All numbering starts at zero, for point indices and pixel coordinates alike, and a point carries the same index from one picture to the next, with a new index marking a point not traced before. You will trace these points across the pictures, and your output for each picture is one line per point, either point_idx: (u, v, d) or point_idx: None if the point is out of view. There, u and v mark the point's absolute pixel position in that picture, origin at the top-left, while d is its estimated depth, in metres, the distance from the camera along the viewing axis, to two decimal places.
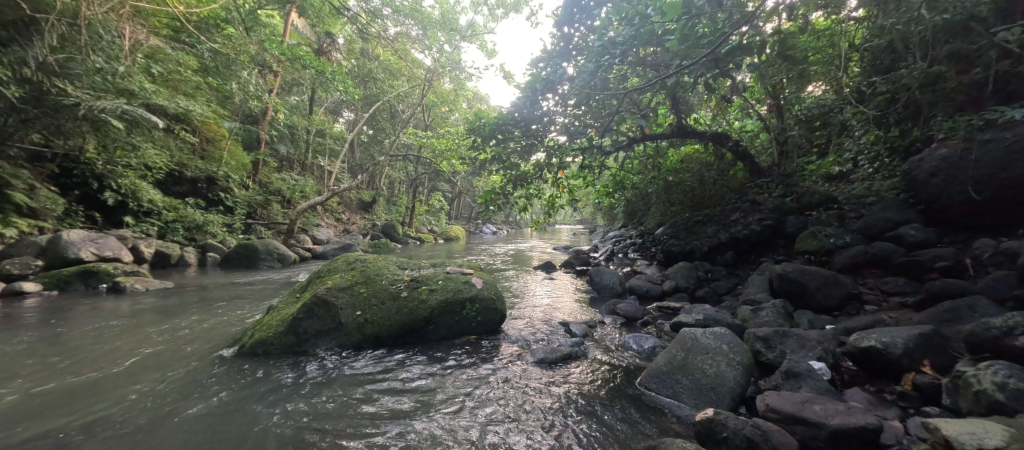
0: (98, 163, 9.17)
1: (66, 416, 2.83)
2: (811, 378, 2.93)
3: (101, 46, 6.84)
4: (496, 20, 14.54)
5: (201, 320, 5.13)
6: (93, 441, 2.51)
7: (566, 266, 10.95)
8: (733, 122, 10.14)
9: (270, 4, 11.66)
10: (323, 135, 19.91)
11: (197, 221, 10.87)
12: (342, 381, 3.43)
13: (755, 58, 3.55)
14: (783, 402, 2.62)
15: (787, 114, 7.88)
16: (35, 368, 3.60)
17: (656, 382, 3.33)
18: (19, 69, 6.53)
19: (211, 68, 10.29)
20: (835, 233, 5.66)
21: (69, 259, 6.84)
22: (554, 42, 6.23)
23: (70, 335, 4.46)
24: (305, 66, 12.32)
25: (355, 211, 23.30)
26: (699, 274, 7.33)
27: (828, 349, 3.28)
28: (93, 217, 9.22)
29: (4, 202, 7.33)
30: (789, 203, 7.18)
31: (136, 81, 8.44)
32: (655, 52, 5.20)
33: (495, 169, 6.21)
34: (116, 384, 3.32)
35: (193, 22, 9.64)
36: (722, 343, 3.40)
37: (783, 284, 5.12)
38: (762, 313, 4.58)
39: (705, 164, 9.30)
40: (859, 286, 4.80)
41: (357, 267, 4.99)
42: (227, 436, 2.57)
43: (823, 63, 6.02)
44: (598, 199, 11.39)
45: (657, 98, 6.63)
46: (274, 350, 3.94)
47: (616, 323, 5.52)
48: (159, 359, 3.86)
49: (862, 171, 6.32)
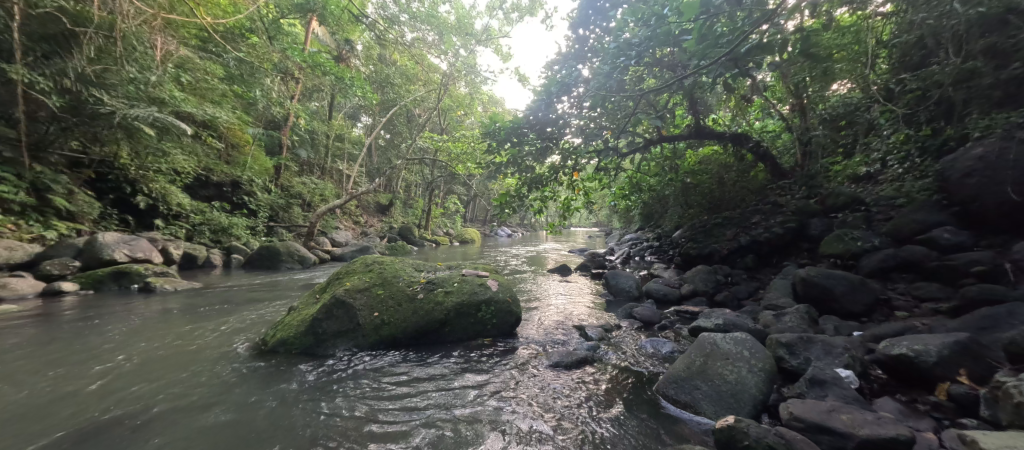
0: (131, 168, 9.55)
1: (90, 414, 2.85)
2: (837, 386, 2.82)
3: (135, 57, 7.47)
4: (511, 23, 14.57)
5: (225, 320, 5.26)
6: (126, 432, 2.63)
7: (581, 268, 10.89)
8: (754, 123, 9.94)
9: (292, 13, 12.08)
10: (342, 139, 20.32)
11: (222, 224, 11.21)
12: (361, 381, 3.50)
13: (777, 57, 3.48)
14: (808, 410, 2.54)
15: (810, 113, 7.67)
16: (63, 366, 3.69)
17: (674, 388, 3.27)
18: (60, 80, 7.03)
19: (236, 76, 10.86)
20: (863, 236, 5.46)
21: (104, 259, 7.17)
22: (568, 45, 6.23)
23: (100, 332, 4.62)
24: (326, 73, 11.96)
25: (373, 214, 23.73)
26: (718, 277, 7.18)
27: (856, 357, 3.17)
28: (127, 220, 9.53)
29: (46, 206, 7.75)
30: (813, 205, 6.96)
31: (167, 90, 8.70)
32: (672, 52, 5.15)
33: (510, 171, 6.25)
34: (139, 384, 3.35)
35: (219, 33, 10.31)
36: (742, 348, 3.31)
37: (807, 289, 4.96)
38: (785, 318, 4.46)
39: (724, 166, 9.11)
40: (890, 291, 4.61)
41: (374, 269, 5.05)
42: (249, 437, 2.58)
43: (848, 60, 5.85)
44: (614, 201, 11.26)
45: (675, 98, 6.53)
46: (294, 350, 4.02)
47: (632, 327, 5.45)
48: (186, 356, 4.00)
49: (890, 172, 6.09)
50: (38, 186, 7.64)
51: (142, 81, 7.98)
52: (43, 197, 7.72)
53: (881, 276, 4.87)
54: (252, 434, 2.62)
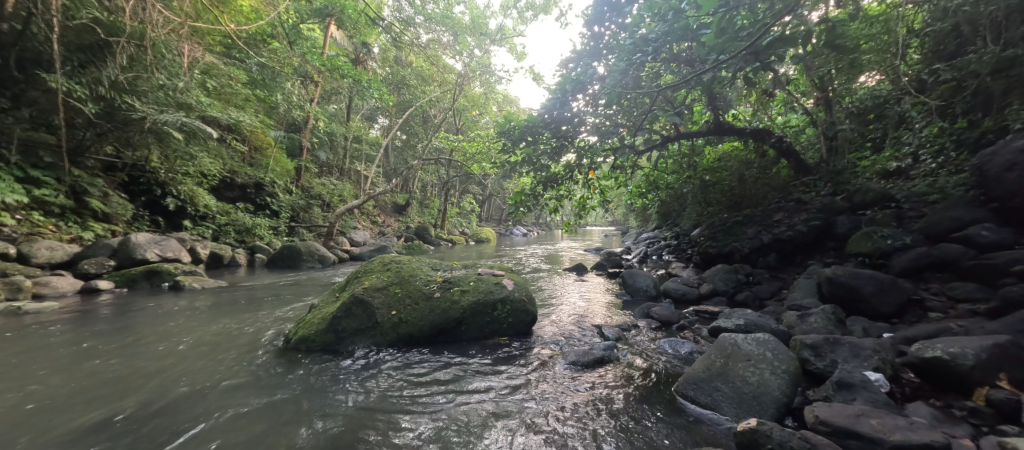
0: (161, 171, 9.88)
1: (126, 405, 2.98)
2: (866, 389, 2.73)
3: (164, 65, 7.90)
4: (525, 22, 14.55)
5: (250, 317, 5.42)
6: (165, 418, 2.81)
7: (598, 268, 10.81)
8: (777, 118, 9.63)
9: (311, 19, 12.39)
10: (360, 141, 20.67)
11: (247, 225, 11.56)
12: (379, 378, 3.56)
13: (801, 50, 3.37)
14: (834, 414, 2.46)
15: (836, 107, 7.41)
16: (101, 359, 3.89)
17: (694, 389, 3.21)
18: (95, 88, 7.46)
19: (258, 80, 11.13)
20: (893, 234, 5.25)
21: (137, 258, 7.50)
22: (583, 42, 6.13)
23: (134, 329, 4.83)
24: (344, 76, 12.14)
25: (390, 214, 24.08)
26: (738, 277, 7.02)
27: (885, 359, 3.05)
28: (157, 221, 9.87)
29: (83, 208, 8.11)
30: (840, 202, 6.72)
31: (194, 95, 9.03)
32: (690, 47, 5.05)
33: (525, 170, 6.24)
34: (172, 377, 3.51)
35: (242, 39, 10.70)
36: (765, 349, 3.23)
37: (832, 288, 4.81)
38: (810, 319, 4.32)
39: (745, 162, 8.88)
40: (922, 292, 4.42)
41: (392, 267, 5.13)
42: (262, 440, 2.55)
43: (877, 50, 5.61)
44: (630, 200, 11.10)
45: (693, 94, 6.39)
46: (315, 347, 4.11)
47: (650, 326, 5.38)
48: (215, 350, 4.18)
49: (923, 166, 5.81)
50: (76, 189, 8.03)
51: (171, 88, 8.40)
52: (81, 199, 8.09)
53: (913, 276, 4.67)
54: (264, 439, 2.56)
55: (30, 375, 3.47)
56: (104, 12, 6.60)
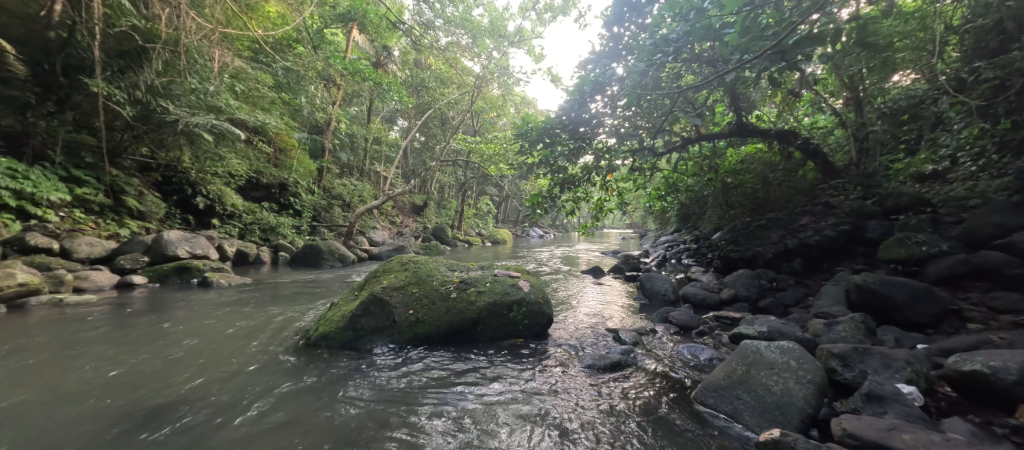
0: (192, 172, 10.29)
1: (160, 394, 3.15)
2: (899, 402, 2.60)
3: (196, 70, 8.39)
4: (544, 24, 14.53)
5: (274, 313, 5.59)
6: (198, 406, 2.97)
7: (615, 271, 10.67)
8: (803, 119, 9.33)
9: (335, 23, 12.70)
10: (379, 142, 21.02)
11: (271, 224, 11.92)
12: (395, 376, 3.61)
13: (831, 48, 3.27)
14: (864, 427, 2.36)
15: (867, 107, 7.13)
16: (137, 349, 4.10)
17: (714, 397, 3.14)
18: (132, 92, 7.91)
19: (284, 84, 11.72)
20: (928, 240, 5.01)
21: (169, 255, 7.83)
22: (602, 44, 6.07)
23: (167, 321, 5.06)
24: (365, 79, 12.41)
25: (408, 214, 24.40)
26: (762, 282, 6.82)
27: (919, 371, 2.91)
28: (188, 219, 10.28)
29: (120, 207, 8.50)
30: (871, 206, 6.44)
31: (223, 99, 9.38)
32: (713, 47, 4.97)
33: (542, 172, 6.23)
34: (202, 368, 3.68)
35: (269, 44, 11.10)
36: (789, 358, 3.13)
37: (862, 296, 4.62)
38: (838, 328, 4.17)
39: (769, 165, 8.62)
40: (960, 302, 4.20)
41: (410, 267, 5.19)
42: (287, 436, 2.59)
43: (913, 48, 5.36)
44: (648, 202, 10.93)
45: (715, 95, 6.25)
46: (334, 344, 4.21)
47: (668, 331, 5.28)
48: (241, 343, 4.35)
49: (962, 170, 5.53)
50: (115, 188, 8.47)
51: (202, 92, 8.83)
52: (119, 198, 8.52)
53: (950, 284, 4.45)
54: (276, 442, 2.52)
55: (71, 364, 3.67)
56: (142, 20, 7.07)
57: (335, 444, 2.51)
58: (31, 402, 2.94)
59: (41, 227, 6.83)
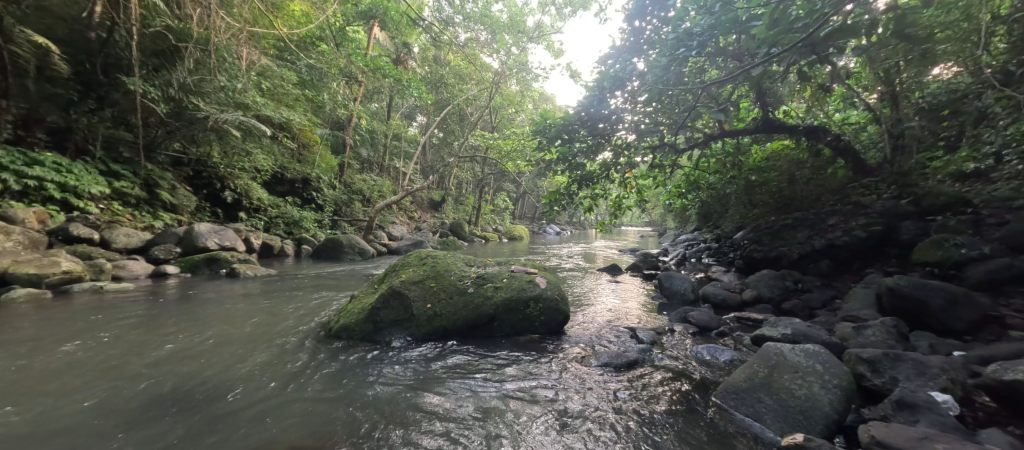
0: (221, 166, 10.66)
1: (188, 379, 3.30)
2: (932, 411, 2.49)
3: (225, 68, 8.74)
4: (563, 19, 14.41)
5: (298, 304, 5.76)
6: (222, 391, 3.09)
7: (633, 269, 10.52)
8: (834, 115, 8.95)
9: (356, 21, 12.91)
10: (399, 138, 21.30)
11: (294, 218, 12.26)
12: (412, 368, 3.69)
13: (866, 40, 3.13)
14: (894, 435, 2.27)
15: (903, 103, 6.79)
16: (169, 335, 4.30)
17: (734, 399, 3.07)
18: (166, 90, 8.30)
19: (308, 81, 11.99)
20: (968, 242, 4.75)
21: (199, 246, 8.15)
22: (623, 38, 5.95)
23: (198, 310, 5.28)
24: (385, 76, 12.56)
25: (426, 210, 24.61)
26: (786, 284, 6.61)
27: (955, 380, 2.76)
28: (217, 212, 10.66)
29: (154, 200, 8.91)
30: (905, 206, 6.15)
31: (250, 96, 9.70)
32: (737, 41, 4.85)
33: (561, 169, 6.18)
34: (228, 355, 3.82)
35: (294, 42, 11.38)
36: (815, 362, 3.03)
37: (893, 300, 4.44)
38: (867, 332, 4.01)
39: (796, 162, 8.26)
40: (1001, 308, 3.99)
41: (428, 262, 5.25)
42: (305, 423, 2.67)
43: (956, 39, 5.06)
44: (668, 200, 10.71)
45: (740, 90, 6.07)
46: (354, 335, 4.32)
47: (687, 332, 5.18)
48: (265, 333, 4.49)
49: (1007, 168, 5.21)
50: (149, 182, 8.85)
51: (231, 89, 9.17)
52: (153, 192, 8.91)
53: (991, 290, 4.21)
54: (285, 432, 2.56)
55: (110, 347, 3.90)
56: (175, 20, 7.40)
57: (345, 435, 2.55)
58: (68, 381, 3.15)
59: (83, 218, 7.16)
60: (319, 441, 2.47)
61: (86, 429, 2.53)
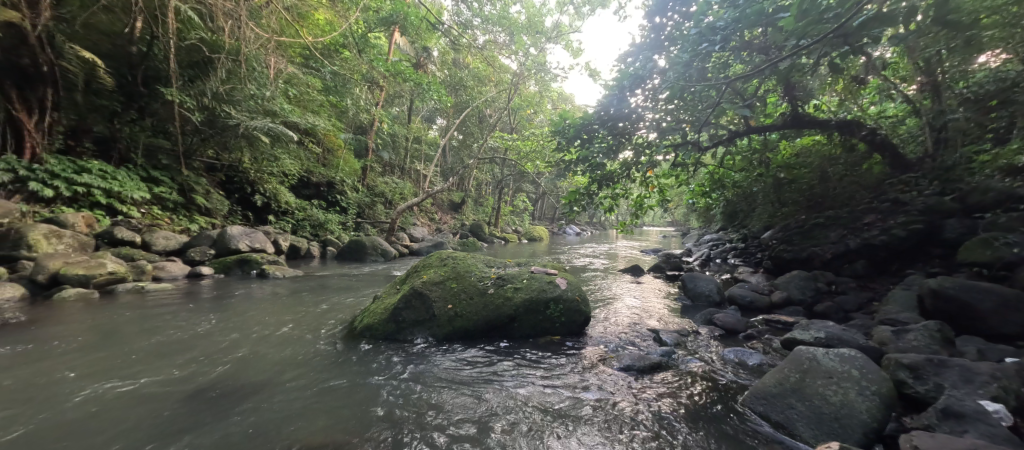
0: (251, 172, 11.09)
1: (221, 372, 3.46)
2: (981, 421, 2.33)
3: (254, 76, 9.12)
4: (582, 18, 14.28)
5: (324, 304, 5.92)
6: (252, 385, 3.24)
7: (656, 270, 10.32)
8: (869, 108, 8.51)
9: (378, 26, 13.18)
10: (419, 141, 21.60)
11: (320, 220, 12.62)
12: (433, 368, 3.74)
13: (903, 28, 2.96)
14: (938, 446, 2.14)
15: (946, 93, 6.39)
16: (205, 332, 4.53)
17: (763, 404, 2.97)
18: (200, 99, 8.73)
19: (331, 87, 12.34)
20: (1020, 241, 4.44)
21: (232, 248, 8.49)
22: (643, 35, 5.85)
23: (231, 309, 5.52)
24: (406, 80, 12.74)
25: (447, 211, 24.90)
26: (818, 285, 6.35)
27: (1008, 387, 2.58)
28: (248, 215, 11.12)
29: (190, 204, 9.36)
30: (949, 203, 5.81)
31: (277, 103, 10.12)
32: (764, 34, 4.68)
33: (580, 170, 6.08)
34: (258, 351, 4.00)
35: (319, 49, 11.78)
36: (850, 366, 2.89)
37: (937, 302, 4.18)
38: (909, 336, 3.80)
39: (829, 158, 7.82)
40: None
41: (449, 263, 5.29)
42: (326, 417, 2.76)
43: (1004, 25, 4.71)
44: (692, 200, 10.40)
45: (767, 84, 5.87)
46: (378, 335, 4.41)
47: (713, 334, 5.04)
48: (293, 331, 4.66)
49: None
50: (184, 187, 9.30)
51: (260, 97, 9.57)
52: (189, 196, 9.36)
53: None
54: (303, 431, 2.58)
55: (152, 342, 4.13)
56: (208, 32, 7.80)
57: (365, 431, 2.61)
58: (110, 374, 3.33)
59: (126, 222, 7.59)
60: (337, 439, 2.50)
61: (122, 421, 2.64)
